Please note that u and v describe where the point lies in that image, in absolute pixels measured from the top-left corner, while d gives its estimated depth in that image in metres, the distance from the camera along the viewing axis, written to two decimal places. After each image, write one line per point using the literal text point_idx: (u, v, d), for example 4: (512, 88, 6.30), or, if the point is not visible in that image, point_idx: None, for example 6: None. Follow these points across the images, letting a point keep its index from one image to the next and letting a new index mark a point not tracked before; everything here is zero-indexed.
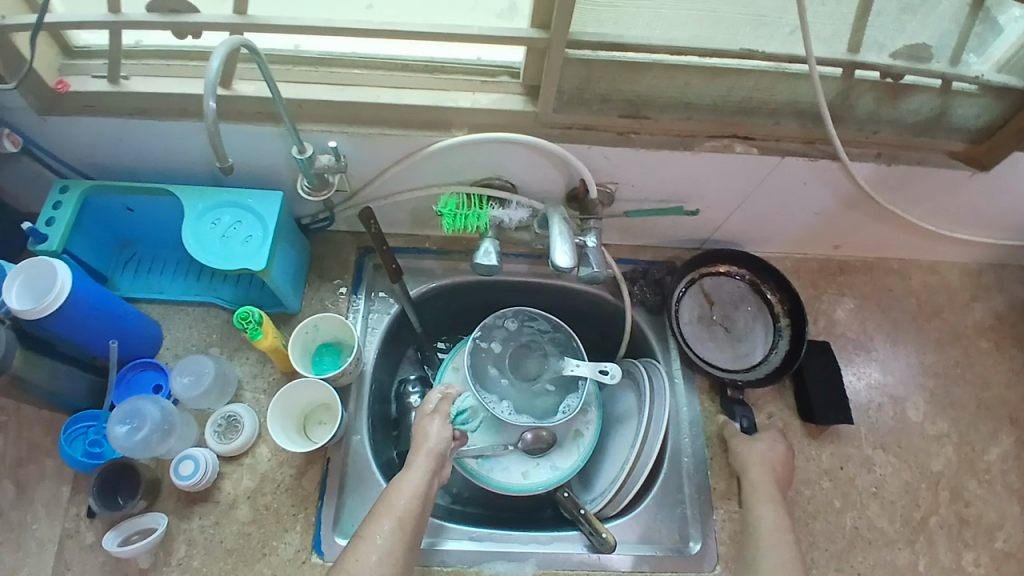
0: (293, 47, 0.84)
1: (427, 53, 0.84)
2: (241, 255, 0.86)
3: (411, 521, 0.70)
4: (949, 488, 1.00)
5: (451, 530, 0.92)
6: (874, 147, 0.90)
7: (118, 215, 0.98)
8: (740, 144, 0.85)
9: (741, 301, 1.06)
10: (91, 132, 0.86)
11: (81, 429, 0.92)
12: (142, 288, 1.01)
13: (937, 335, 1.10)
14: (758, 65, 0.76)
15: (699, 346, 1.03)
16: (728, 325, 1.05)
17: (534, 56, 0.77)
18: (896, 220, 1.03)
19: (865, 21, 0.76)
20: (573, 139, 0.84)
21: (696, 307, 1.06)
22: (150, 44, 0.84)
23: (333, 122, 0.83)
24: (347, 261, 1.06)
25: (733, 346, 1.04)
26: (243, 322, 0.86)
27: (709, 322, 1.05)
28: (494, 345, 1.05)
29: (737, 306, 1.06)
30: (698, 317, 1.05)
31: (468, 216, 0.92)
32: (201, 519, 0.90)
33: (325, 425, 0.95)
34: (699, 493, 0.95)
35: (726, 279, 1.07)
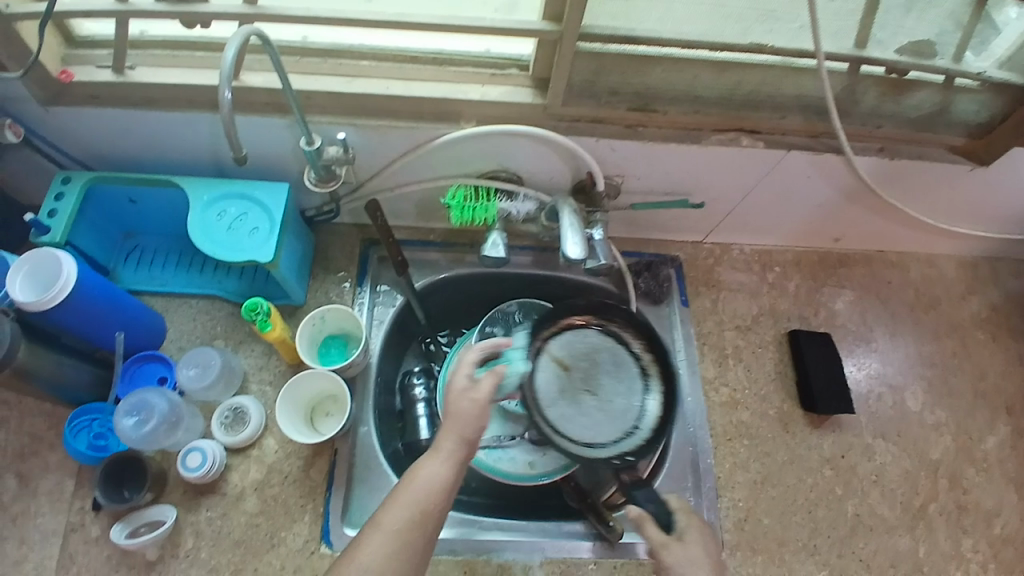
0: (301, 38, 0.83)
1: (435, 45, 0.84)
2: (248, 246, 0.86)
3: (432, 515, 0.63)
4: (947, 476, 1.02)
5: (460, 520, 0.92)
6: (877, 141, 0.91)
7: (120, 207, 0.97)
8: (746, 138, 0.85)
9: (597, 352, 0.85)
10: (94, 123, 0.85)
11: (85, 423, 0.91)
12: (145, 280, 1.00)
13: (934, 327, 1.12)
14: (768, 59, 0.77)
15: (570, 428, 0.79)
16: (593, 387, 0.83)
17: (544, 49, 0.77)
18: (896, 214, 1.04)
19: (872, 17, 0.77)
20: (581, 132, 0.84)
21: (550, 379, 0.82)
22: (155, 34, 0.82)
23: (343, 114, 0.83)
24: (352, 253, 1.06)
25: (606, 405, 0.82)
26: (253, 313, 0.87)
27: (569, 391, 0.81)
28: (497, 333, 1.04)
29: (593, 360, 0.84)
30: (558, 391, 0.81)
31: (475, 208, 0.94)
32: (209, 511, 0.90)
33: (332, 416, 0.96)
34: (701, 482, 0.97)
35: (587, 330, 0.85)
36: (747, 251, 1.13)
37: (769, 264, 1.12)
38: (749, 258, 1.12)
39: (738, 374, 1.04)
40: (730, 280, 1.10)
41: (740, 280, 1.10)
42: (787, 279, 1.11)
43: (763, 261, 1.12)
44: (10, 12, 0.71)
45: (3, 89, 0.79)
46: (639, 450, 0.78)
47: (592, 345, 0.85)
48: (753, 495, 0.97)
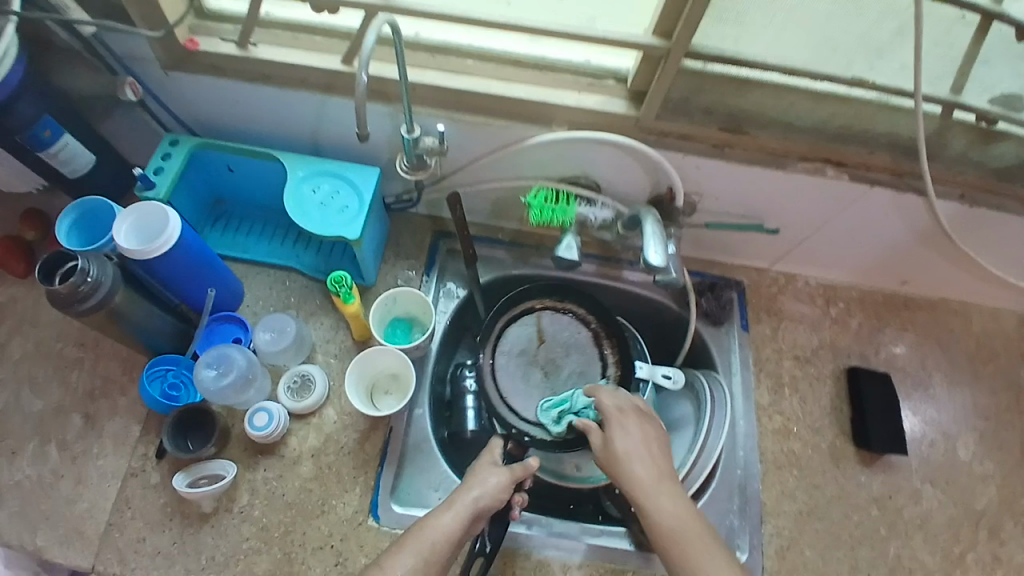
0: (414, 34, 0.87)
1: (539, 50, 0.87)
2: (338, 223, 0.90)
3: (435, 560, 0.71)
4: (987, 526, 1.00)
5: None
6: (957, 187, 0.90)
7: (216, 174, 1.02)
8: (831, 169, 0.87)
9: (571, 350, 1.06)
10: (208, 91, 0.90)
11: (161, 371, 0.96)
12: (229, 245, 1.06)
13: (992, 380, 1.10)
14: (864, 95, 0.80)
15: (508, 387, 1.02)
16: (550, 371, 1.04)
17: (647, 63, 0.79)
18: (968, 262, 1.04)
19: (973, 64, 0.77)
20: (669, 147, 0.87)
21: (523, 338, 1.06)
22: (279, 15, 0.87)
23: (442, 108, 0.87)
24: (423, 242, 1.09)
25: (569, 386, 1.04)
26: (336, 285, 0.92)
27: (533, 363, 1.04)
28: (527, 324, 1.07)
29: (568, 352, 1.06)
30: (521, 352, 1.05)
31: (555, 210, 0.95)
32: (265, 471, 0.93)
33: (391, 395, 0.98)
34: (747, 505, 0.97)
35: (568, 316, 1.07)
36: (811, 284, 1.13)
37: (833, 299, 1.12)
38: (813, 291, 1.12)
39: (793, 404, 1.04)
40: (792, 310, 1.11)
41: (802, 311, 1.11)
42: (850, 315, 1.12)
43: (827, 295, 1.13)
44: None
45: (133, 49, 0.85)
46: (536, 438, 0.97)
47: (571, 340, 1.06)
48: (797, 525, 0.97)
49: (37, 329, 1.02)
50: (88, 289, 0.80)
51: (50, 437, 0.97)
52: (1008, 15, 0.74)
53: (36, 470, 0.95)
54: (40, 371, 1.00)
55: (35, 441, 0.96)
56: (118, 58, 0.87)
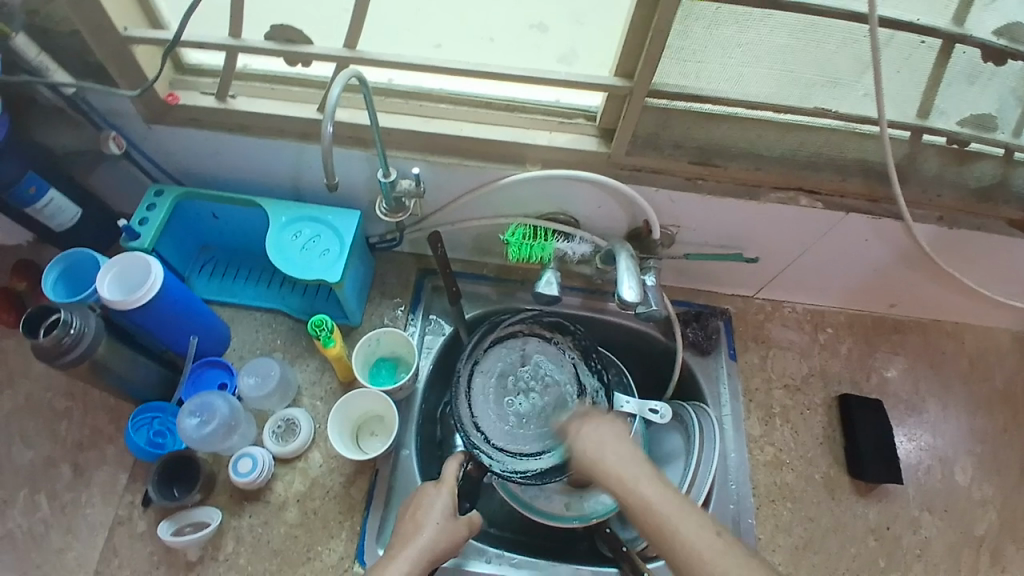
0: (386, 80, 0.89)
1: (511, 93, 0.89)
2: (319, 267, 0.91)
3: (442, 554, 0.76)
4: (992, 551, 0.98)
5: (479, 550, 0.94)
6: (936, 211, 0.90)
7: (203, 221, 1.05)
8: (805, 198, 0.88)
9: (548, 390, 1.00)
10: (191, 141, 0.93)
11: (147, 420, 0.97)
12: (216, 291, 1.07)
13: (987, 401, 1.09)
14: (831, 123, 0.80)
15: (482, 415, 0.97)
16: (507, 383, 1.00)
17: (614, 101, 0.81)
18: (955, 283, 1.03)
19: (935, 90, 0.78)
20: (641, 181, 0.88)
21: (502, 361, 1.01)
22: (256, 68, 0.90)
23: (416, 151, 0.89)
24: (407, 281, 1.10)
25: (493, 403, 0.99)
26: (317, 329, 0.92)
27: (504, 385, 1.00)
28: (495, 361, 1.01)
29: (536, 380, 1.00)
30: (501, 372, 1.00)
31: (533, 247, 0.97)
32: (251, 518, 0.93)
33: (376, 436, 0.98)
34: (741, 542, 0.94)
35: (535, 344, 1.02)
36: (799, 309, 1.12)
37: (821, 324, 1.12)
38: (800, 317, 1.12)
39: (785, 434, 1.02)
40: (780, 338, 1.10)
41: (790, 338, 1.10)
42: (839, 341, 1.11)
43: (815, 321, 1.12)
44: (127, 36, 0.79)
45: (115, 104, 0.88)
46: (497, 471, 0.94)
47: (553, 381, 1.00)
48: (793, 560, 0.94)
49: (28, 380, 1.03)
50: (71, 341, 0.82)
51: (39, 487, 0.97)
52: (972, 36, 0.73)
53: (27, 520, 0.95)
54: (28, 421, 1.01)
55: (26, 491, 0.97)
56: (101, 114, 0.91)
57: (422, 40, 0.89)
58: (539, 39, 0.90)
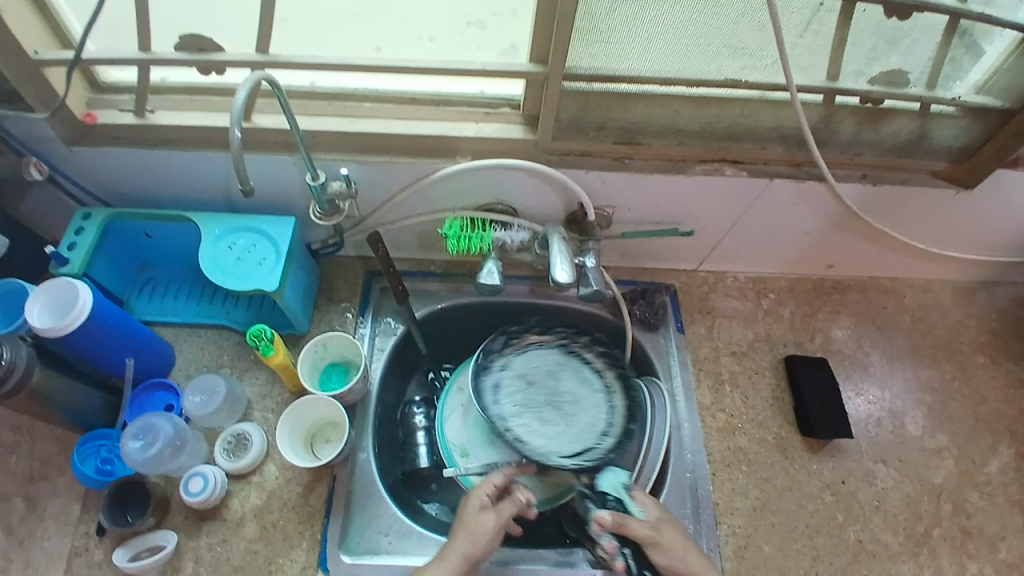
0: (309, 84, 0.89)
1: (435, 87, 0.89)
2: (256, 275, 0.90)
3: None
4: (952, 501, 1.01)
5: None
6: (858, 168, 0.93)
7: (136, 240, 1.03)
8: (728, 167, 0.90)
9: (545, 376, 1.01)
10: (117, 161, 0.91)
11: (93, 448, 0.95)
12: (158, 311, 1.06)
13: (931, 352, 1.12)
14: (744, 93, 0.81)
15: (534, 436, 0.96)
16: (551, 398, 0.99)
17: (533, 88, 0.82)
18: (888, 240, 1.06)
19: (842, 50, 0.80)
20: (572, 164, 0.90)
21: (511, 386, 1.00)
22: (176, 80, 0.89)
23: (346, 152, 0.89)
24: (355, 284, 1.10)
25: (574, 428, 0.97)
26: (256, 339, 0.89)
27: (535, 408, 0.98)
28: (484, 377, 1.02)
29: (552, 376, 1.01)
30: (523, 399, 0.99)
31: (472, 237, 0.97)
32: (209, 536, 0.92)
33: (331, 443, 0.97)
34: (700, 508, 0.96)
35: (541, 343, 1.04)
36: (740, 279, 1.15)
37: (762, 290, 1.14)
38: (742, 285, 1.15)
39: (735, 400, 1.05)
40: (724, 307, 1.12)
41: (733, 306, 1.13)
42: (781, 305, 1.14)
43: (757, 288, 1.15)
44: (39, 59, 0.77)
45: (34, 131, 0.85)
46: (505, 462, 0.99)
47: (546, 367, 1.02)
48: (752, 521, 0.96)
49: None
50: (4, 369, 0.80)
51: None
52: None
53: None
54: None
55: None
56: (23, 141, 0.88)
57: (341, 41, 0.89)
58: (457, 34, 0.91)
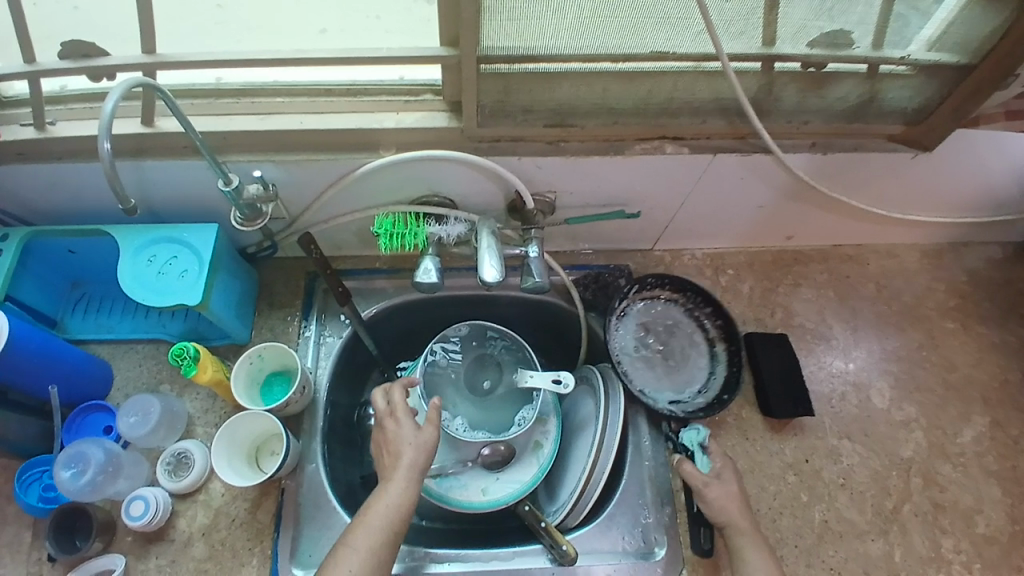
0: (215, 81, 0.84)
1: (351, 77, 0.84)
2: (179, 289, 0.85)
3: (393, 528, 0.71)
4: (921, 474, 0.99)
5: (432, 553, 0.91)
6: (808, 138, 0.88)
7: (60, 257, 0.97)
8: (670, 145, 0.85)
9: (679, 336, 1.04)
10: (24, 179, 0.86)
11: (36, 475, 0.92)
12: (91, 329, 1.01)
13: (898, 320, 1.09)
14: (674, 65, 0.76)
15: (638, 380, 1.00)
16: (666, 353, 1.03)
17: (451, 73, 0.76)
18: (848, 208, 1.02)
19: (778, 12, 0.73)
20: (503, 151, 0.84)
21: (637, 339, 1.04)
22: (74, 88, 0.83)
23: (261, 151, 0.83)
24: (297, 287, 1.06)
25: (672, 378, 1.02)
26: (178, 359, 0.85)
27: (647, 356, 1.03)
28: (448, 359, 1.04)
29: (674, 332, 1.05)
30: (639, 351, 1.03)
31: (406, 234, 0.92)
32: (158, 558, 0.89)
33: (276, 455, 0.95)
34: (660, 498, 0.95)
35: (671, 304, 1.06)
36: (698, 255, 1.11)
37: (720, 267, 1.10)
38: (700, 262, 1.11)
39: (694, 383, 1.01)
40: None
41: None
42: (740, 281, 1.10)
43: (714, 264, 1.11)
44: None
45: None
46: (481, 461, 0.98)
47: (682, 329, 1.05)
48: None
49: None
50: None
51: None
52: None
53: None
54: None
55: None
56: None
57: (249, 45, 0.85)
58: (371, 26, 0.88)
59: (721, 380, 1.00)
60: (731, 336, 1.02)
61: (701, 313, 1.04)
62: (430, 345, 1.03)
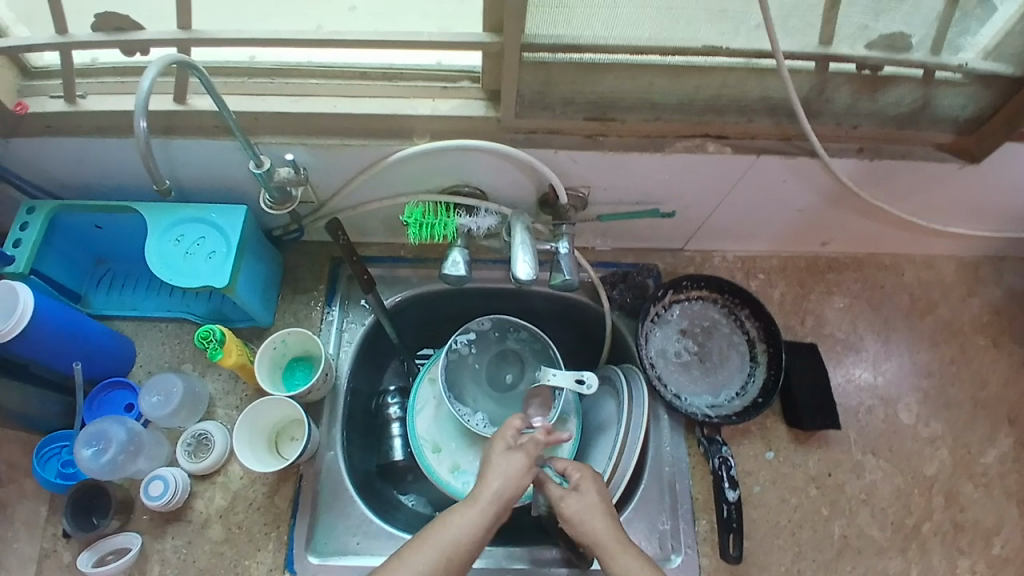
0: (249, 59, 0.83)
1: (386, 60, 0.82)
2: (205, 271, 0.84)
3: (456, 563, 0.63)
4: (945, 493, 0.96)
5: None
6: (855, 141, 0.85)
7: (86, 233, 0.97)
8: (712, 143, 0.82)
9: (716, 338, 1.02)
10: (55, 152, 0.85)
11: (54, 450, 0.92)
12: (115, 305, 1.01)
13: (931, 333, 1.06)
14: (725, 61, 0.73)
15: (672, 384, 0.99)
16: (702, 356, 1.01)
17: (491, 60, 0.74)
18: (887, 216, 0.98)
19: (836, 10, 0.71)
20: (539, 143, 0.82)
21: (673, 342, 1.02)
22: (107, 62, 0.83)
23: (291, 133, 0.81)
24: (320, 272, 1.04)
25: (709, 381, 1.00)
26: (204, 341, 0.86)
27: (685, 358, 1.01)
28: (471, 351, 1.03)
29: (710, 334, 1.02)
30: (676, 354, 1.01)
31: (435, 224, 0.90)
32: (174, 539, 0.89)
33: (296, 440, 0.93)
34: (678, 504, 0.93)
35: (706, 304, 1.03)
36: (728, 258, 1.08)
37: (751, 271, 1.08)
38: (730, 265, 1.08)
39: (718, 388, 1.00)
40: None
41: None
42: (771, 286, 1.07)
43: (746, 268, 1.08)
44: None
45: None
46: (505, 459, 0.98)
47: (717, 330, 1.02)
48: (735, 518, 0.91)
49: None
50: None
51: None
52: None
53: None
54: None
55: None
56: None
57: (282, 22, 0.84)
58: (406, 10, 0.86)
59: (757, 383, 0.98)
60: (771, 337, 0.99)
61: (739, 314, 1.02)
62: (453, 337, 1.02)
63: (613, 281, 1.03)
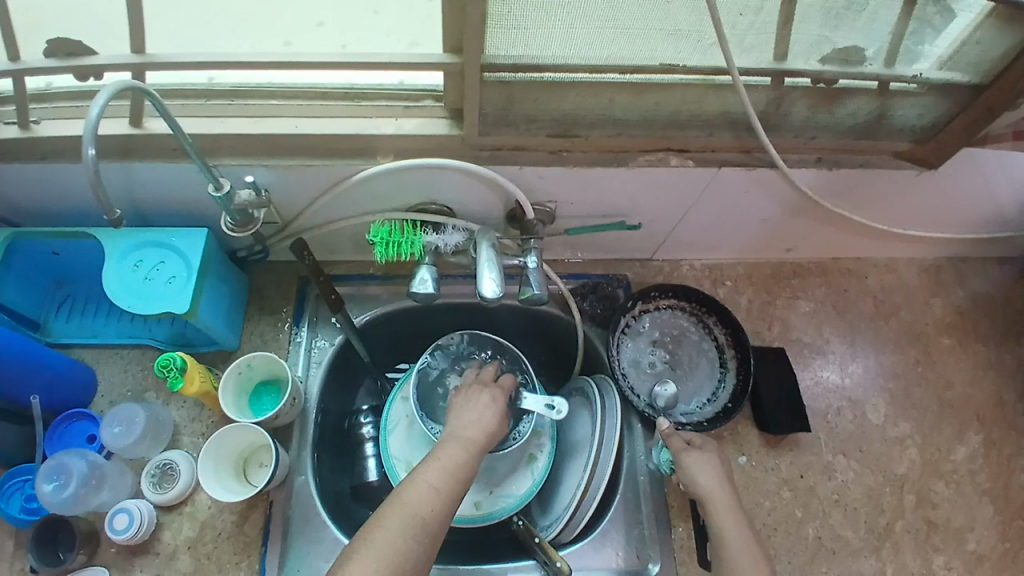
0: (207, 81, 0.82)
1: (349, 80, 0.82)
2: (166, 296, 0.82)
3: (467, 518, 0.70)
4: (915, 491, 0.98)
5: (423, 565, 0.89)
6: (814, 152, 0.87)
7: (43, 259, 0.94)
8: (674, 157, 0.83)
9: (687, 346, 1.03)
10: (7, 179, 0.82)
11: (18, 484, 0.89)
12: (75, 332, 0.98)
13: (895, 335, 1.08)
14: (683, 78, 0.74)
15: (645, 394, 0.99)
16: (674, 364, 1.02)
17: (454, 80, 0.74)
18: (848, 222, 1.01)
19: (790, 28, 0.72)
20: (505, 160, 0.82)
21: (645, 352, 1.03)
22: (61, 86, 0.81)
23: (253, 155, 0.80)
24: (288, 292, 1.03)
25: (682, 390, 1.00)
26: (165, 370, 0.83)
27: (658, 368, 1.02)
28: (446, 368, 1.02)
29: (680, 342, 1.03)
30: (649, 364, 1.02)
31: (401, 242, 0.89)
32: (141, 572, 0.87)
33: (265, 466, 0.92)
34: (653, 513, 0.93)
35: (675, 312, 1.04)
36: (697, 267, 1.10)
37: (719, 279, 1.09)
38: (699, 273, 1.09)
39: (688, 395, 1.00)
40: None
41: None
42: (739, 293, 1.08)
43: (714, 276, 1.09)
44: None
45: None
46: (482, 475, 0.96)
47: (688, 338, 1.03)
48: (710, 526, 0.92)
49: None
50: None
51: None
52: None
53: None
54: None
55: None
56: None
57: (241, 43, 0.83)
58: (368, 28, 0.85)
59: (728, 390, 0.99)
60: (740, 343, 1.00)
61: (708, 322, 1.03)
62: (425, 354, 1.01)
63: (583, 294, 1.03)
